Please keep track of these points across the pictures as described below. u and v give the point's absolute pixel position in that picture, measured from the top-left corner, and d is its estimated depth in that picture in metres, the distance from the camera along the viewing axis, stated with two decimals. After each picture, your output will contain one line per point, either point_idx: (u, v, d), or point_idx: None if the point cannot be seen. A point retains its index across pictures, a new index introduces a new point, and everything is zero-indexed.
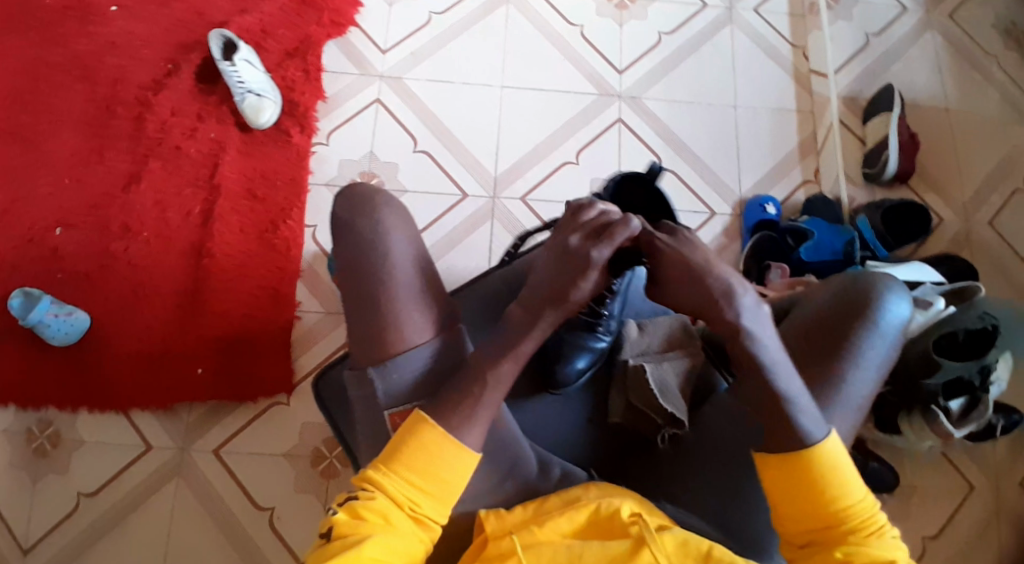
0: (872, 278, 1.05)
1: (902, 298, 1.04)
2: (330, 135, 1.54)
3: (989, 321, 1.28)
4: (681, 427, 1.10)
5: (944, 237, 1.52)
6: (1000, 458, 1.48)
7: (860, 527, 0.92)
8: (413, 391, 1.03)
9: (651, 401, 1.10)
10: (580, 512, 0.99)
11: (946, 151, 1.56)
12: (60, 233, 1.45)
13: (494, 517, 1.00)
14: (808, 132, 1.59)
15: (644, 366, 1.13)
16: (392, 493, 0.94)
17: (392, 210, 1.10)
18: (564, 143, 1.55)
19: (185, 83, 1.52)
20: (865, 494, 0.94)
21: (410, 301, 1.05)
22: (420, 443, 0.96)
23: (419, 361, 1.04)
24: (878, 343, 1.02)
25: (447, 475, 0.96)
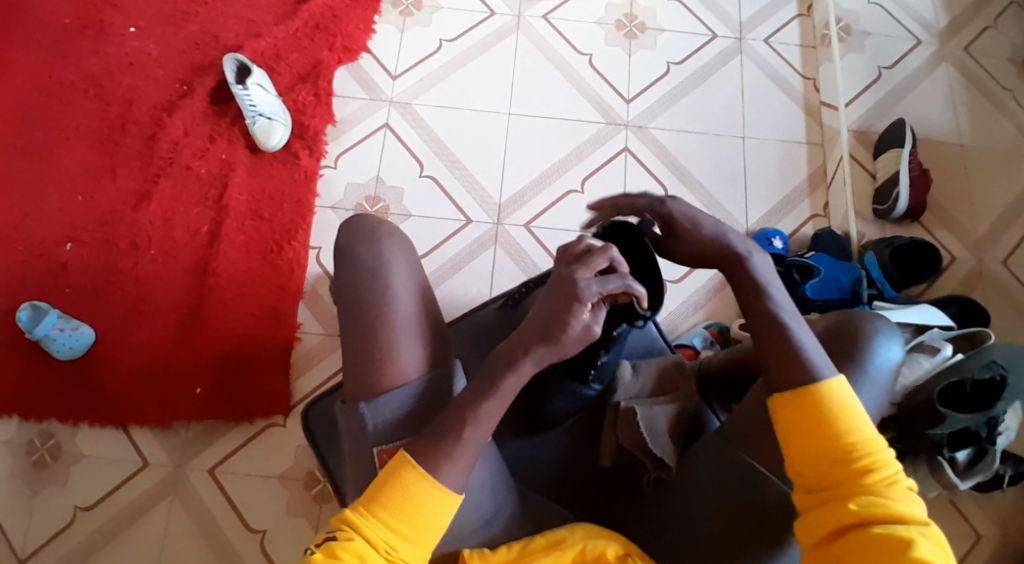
0: (863, 320, 1.02)
1: (895, 340, 1.00)
2: (338, 158, 1.55)
3: (996, 371, 1.22)
4: (667, 472, 1.07)
5: (955, 275, 1.49)
6: (1008, 507, 1.45)
7: (870, 465, 0.89)
8: (402, 426, 1.01)
9: (641, 444, 1.08)
10: (564, 553, 0.96)
11: (960, 187, 1.54)
12: (70, 249, 1.48)
13: (478, 555, 0.97)
14: (818, 165, 1.57)
15: (634, 408, 1.10)
16: (368, 533, 0.92)
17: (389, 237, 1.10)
18: (570, 170, 1.55)
19: (197, 105, 1.55)
20: (880, 440, 0.90)
21: (405, 325, 1.04)
22: (400, 483, 0.94)
23: (405, 397, 1.01)
24: (869, 386, 1.00)
25: (425, 518, 0.93)
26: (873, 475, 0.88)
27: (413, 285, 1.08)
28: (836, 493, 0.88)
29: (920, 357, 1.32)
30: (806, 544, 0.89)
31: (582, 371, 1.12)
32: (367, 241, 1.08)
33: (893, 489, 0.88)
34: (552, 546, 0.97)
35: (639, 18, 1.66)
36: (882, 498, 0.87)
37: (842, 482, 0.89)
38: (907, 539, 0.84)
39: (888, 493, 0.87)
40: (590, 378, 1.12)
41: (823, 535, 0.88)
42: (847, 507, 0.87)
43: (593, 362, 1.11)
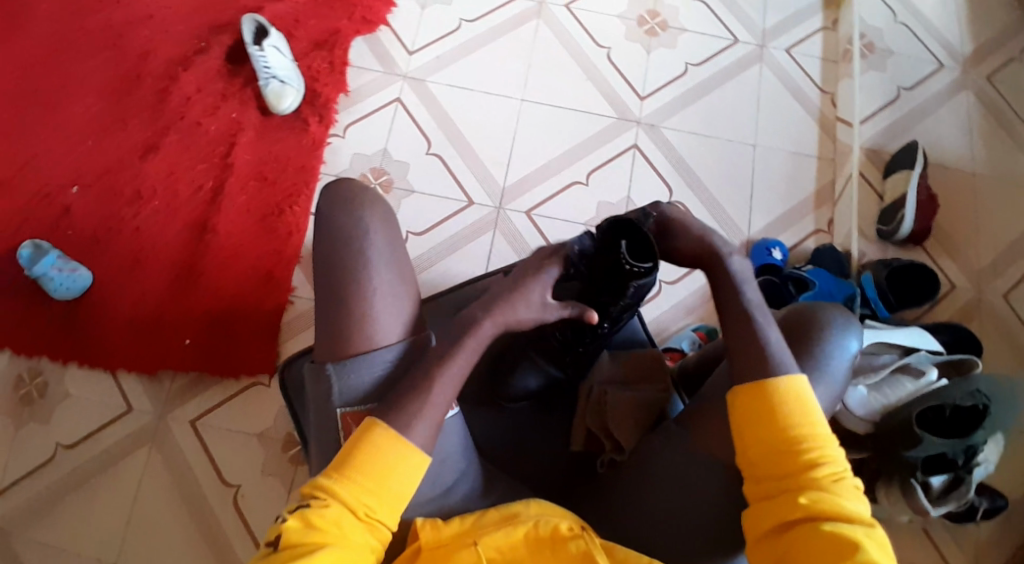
0: (826, 311, 1.08)
1: (854, 334, 1.07)
2: (347, 128, 1.56)
3: (979, 400, 1.25)
4: (623, 454, 1.12)
5: (953, 303, 1.47)
6: (982, 541, 1.43)
7: (822, 460, 0.89)
8: (367, 392, 1.02)
9: (603, 426, 1.14)
10: (518, 527, 0.97)
11: (967, 215, 1.52)
12: (75, 193, 1.50)
13: (430, 527, 0.98)
14: (826, 180, 1.56)
15: (607, 391, 1.16)
16: (342, 500, 0.91)
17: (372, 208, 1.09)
18: (577, 162, 1.55)
19: (213, 63, 1.57)
20: (833, 438, 0.91)
21: (383, 295, 1.04)
22: (370, 445, 0.94)
23: (378, 364, 1.02)
24: (825, 378, 1.05)
25: (396, 479, 0.93)
26: (822, 471, 0.88)
27: (402, 255, 1.07)
28: (785, 486, 0.88)
29: (904, 379, 1.33)
30: (753, 537, 0.89)
31: (558, 355, 1.17)
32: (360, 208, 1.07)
33: (840, 486, 0.88)
34: (507, 521, 0.98)
35: (662, 16, 1.66)
36: (829, 494, 0.87)
37: (790, 475, 0.89)
38: (849, 533, 0.83)
39: (836, 491, 0.87)
40: (564, 363, 1.17)
41: (769, 528, 0.88)
42: (794, 499, 0.87)
43: (575, 350, 1.15)
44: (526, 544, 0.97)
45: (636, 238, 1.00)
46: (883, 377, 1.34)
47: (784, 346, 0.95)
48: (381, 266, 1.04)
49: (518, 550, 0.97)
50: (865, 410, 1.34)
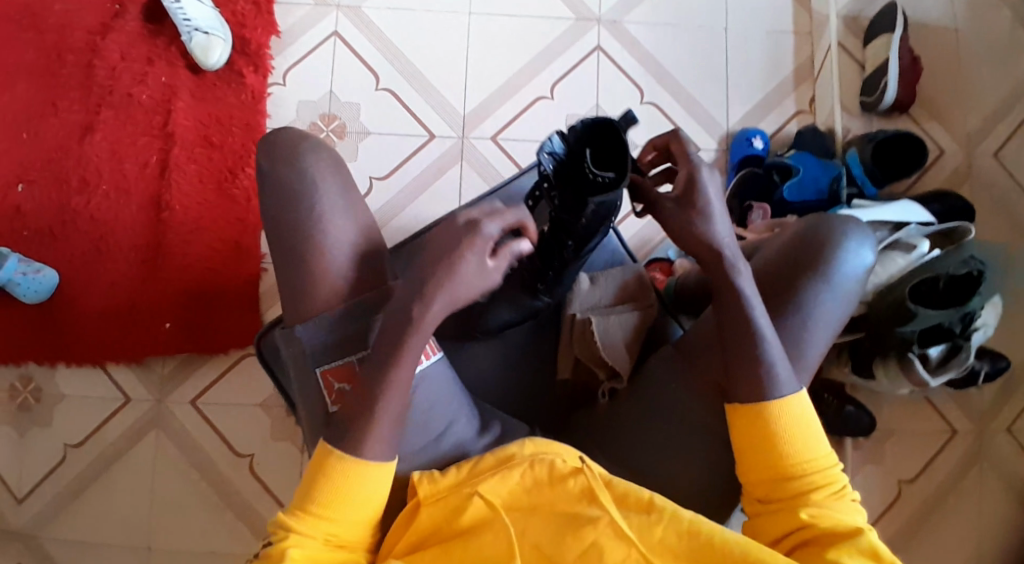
0: (840, 222, 1.03)
1: (868, 245, 1.02)
2: (287, 74, 1.46)
3: (974, 267, 1.23)
4: (620, 382, 1.11)
5: (942, 170, 1.41)
6: (984, 404, 1.45)
7: (817, 474, 0.95)
8: (339, 347, 0.98)
9: (594, 354, 1.12)
10: (513, 472, 0.94)
11: (953, 74, 1.43)
12: (21, 190, 1.42)
13: (427, 480, 0.95)
14: (804, 56, 1.46)
15: (590, 320, 1.12)
16: (305, 529, 0.90)
17: (337, 182, 1.01)
18: (537, 75, 1.45)
19: (131, 24, 1.45)
20: (829, 454, 0.96)
21: (343, 249, 0.99)
22: (330, 470, 0.91)
23: (342, 317, 0.98)
24: (835, 295, 1.01)
25: (360, 494, 0.90)
26: (819, 488, 0.95)
27: (369, 244, 1.02)
28: (786, 504, 0.95)
29: (895, 255, 1.30)
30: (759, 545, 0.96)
31: (531, 283, 1.14)
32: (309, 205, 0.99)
33: (837, 501, 0.95)
34: (503, 465, 0.94)
35: None
36: (826, 507, 0.94)
37: (789, 494, 0.95)
38: (850, 549, 0.90)
39: (832, 504, 0.94)
40: (539, 291, 1.14)
41: (773, 538, 0.95)
42: (795, 516, 0.94)
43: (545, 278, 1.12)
44: (524, 485, 0.94)
45: (608, 143, 0.98)
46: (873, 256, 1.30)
47: (778, 350, 0.97)
48: (339, 217, 0.99)
49: (517, 493, 0.93)
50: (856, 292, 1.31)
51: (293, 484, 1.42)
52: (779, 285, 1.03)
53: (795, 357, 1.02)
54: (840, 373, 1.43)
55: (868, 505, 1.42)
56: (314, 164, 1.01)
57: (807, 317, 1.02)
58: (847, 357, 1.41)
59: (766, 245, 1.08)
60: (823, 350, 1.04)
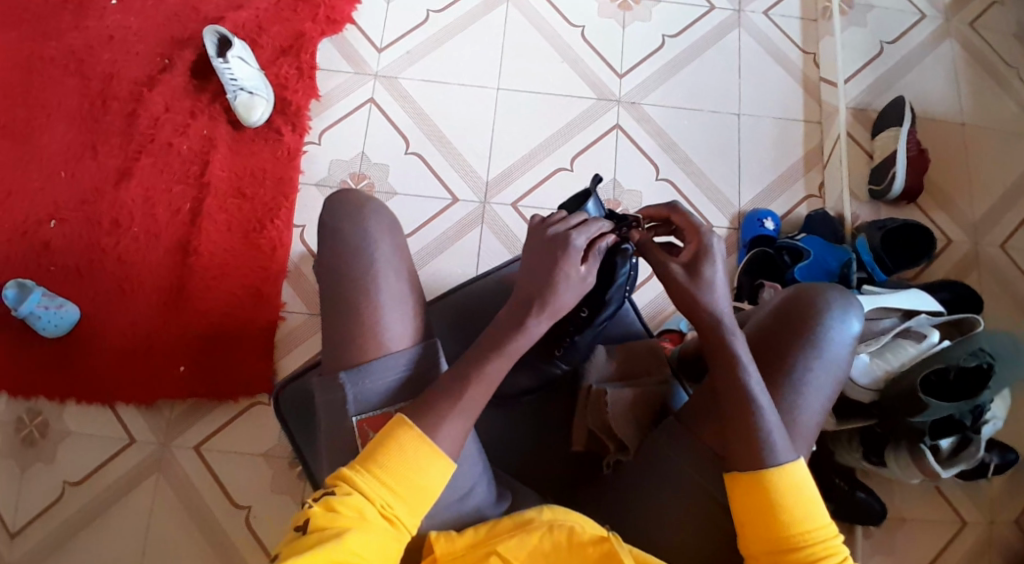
0: (825, 291, 1.07)
1: (854, 313, 1.06)
2: (322, 134, 1.53)
3: (984, 358, 1.24)
4: (626, 454, 1.13)
5: (950, 258, 1.45)
6: (995, 494, 1.42)
7: (822, 549, 0.92)
8: (388, 395, 1.00)
9: (605, 425, 1.14)
10: (532, 533, 0.96)
11: (960, 168, 1.49)
12: (53, 227, 1.47)
13: (444, 538, 0.96)
14: (814, 144, 1.53)
15: (605, 390, 1.15)
16: (365, 490, 0.92)
17: (378, 215, 1.08)
18: (560, 148, 1.52)
19: (178, 79, 1.53)
20: (830, 526, 0.94)
21: (391, 303, 1.03)
22: (399, 447, 0.94)
23: (395, 367, 1.01)
24: (825, 362, 1.04)
25: (420, 479, 0.93)
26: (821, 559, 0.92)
27: (397, 272, 1.05)
28: None
29: (906, 343, 1.32)
30: None
31: (550, 347, 1.17)
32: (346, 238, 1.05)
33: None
34: (521, 527, 0.97)
35: None
36: None
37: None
38: None
39: None
40: (559, 357, 1.17)
41: None
42: None
43: (563, 340, 1.17)
44: (543, 549, 0.96)
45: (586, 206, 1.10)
46: (884, 343, 1.31)
47: (775, 418, 0.97)
48: (388, 272, 1.04)
49: (536, 555, 0.95)
50: (869, 379, 1.31)
51: None
52: (771, 351, 1.06)
53: (791, 422, 1.03)
54: (852, 458, 1.39)
55: None
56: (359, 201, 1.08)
57: (799, 383, 1.04)
58: (859, 443, 1.38)
59: (755, 315, 1.12)
60: (818, 417, 1.05)
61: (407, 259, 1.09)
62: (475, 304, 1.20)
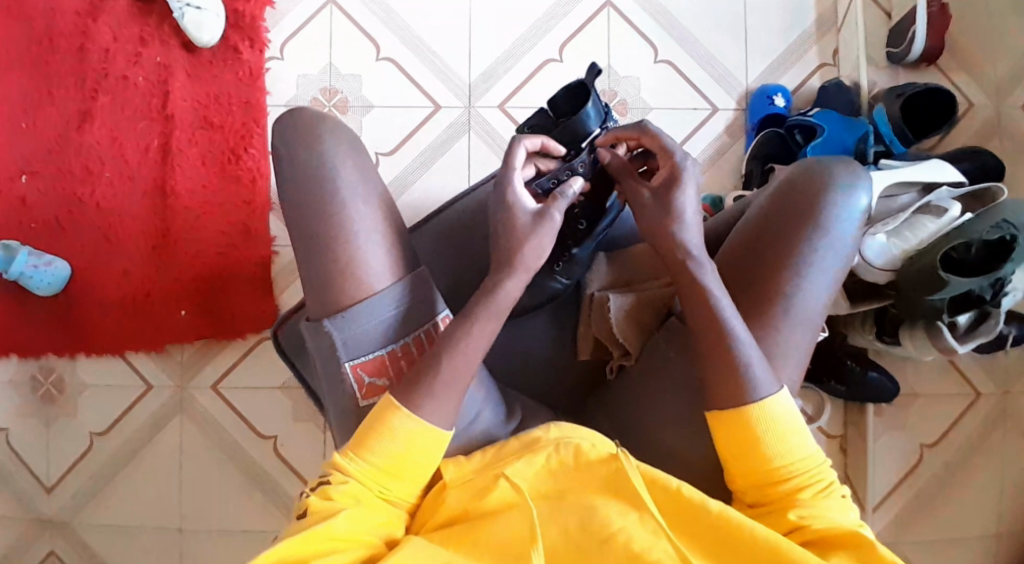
0: (831, 168, 1.01)
1: (862, 188, 1.01)
2: (283, 47, 1.41)
3: (1007, 232, 1.18)
4: (630, 359, 1.13)
5: (971, 124, 1.36)
6: (1008, 364, 1.40)
7: (803, 478, 0.91)
8: (374, 337, 0.97)
9: (609, 332, 1.13)
10: (539, 454, 0.93)
11: (980, 21, 1.37)
12: (25, 182, 1.41)
13: (453, 465, 0.94)
14: (828, 5, 1.40)
15: (606, 297, 1.13)
16: (358, 478, 0.90)
17: (350, 177, 0.98)
18: (546, 38, 1.39)
19: (120, 3, 1.41)
20: (811, 453, 0.93)
21: (371, 247, 0.97)
22: (386, 426, 0.90)
23: (378, 308, 0.97)
24: (830, 243, 0.99)
25: (410, 447, 0.90)
26: (806, 487, 0.91)
27: (378, 236, 0.99)
28: (777, 506, 0.91)
29: (925, 220, 1.27)
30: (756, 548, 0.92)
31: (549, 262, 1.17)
32: (327, 217, 0.97)
33: (825, 501, 0.91)
34: (528, 448, 0.93)
35: None
36: (814, 508, 0.90)
37: (776, 498, 0.92)
38: (844, 538, 0.88)
39: (818, 504, 0.91)
40: (559, 272, 1.17)
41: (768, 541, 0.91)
42: (786, 518, 0.90)
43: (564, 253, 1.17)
44: (550, 469, 0.93)
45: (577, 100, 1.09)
46: (901, 220, 1.26)
47: (755, 352, 0.93)
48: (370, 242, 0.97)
49: (545, 476, 0.93)
50: (884, 260, 1.26)
51: (319, 465, 1.42)
52: (772, 236, 1.00)
53: (791, 307, 0.98)
54: (864, 339, 1.37)
55: (891, 468, 1.40)
56: (335, 154, 0.98)
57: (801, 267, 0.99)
58: (873, 323, 1.35)
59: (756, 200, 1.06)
60: (824, 302, 1.00)
61: (390, 211, 1.02)
62: (473, 255, 1.15)
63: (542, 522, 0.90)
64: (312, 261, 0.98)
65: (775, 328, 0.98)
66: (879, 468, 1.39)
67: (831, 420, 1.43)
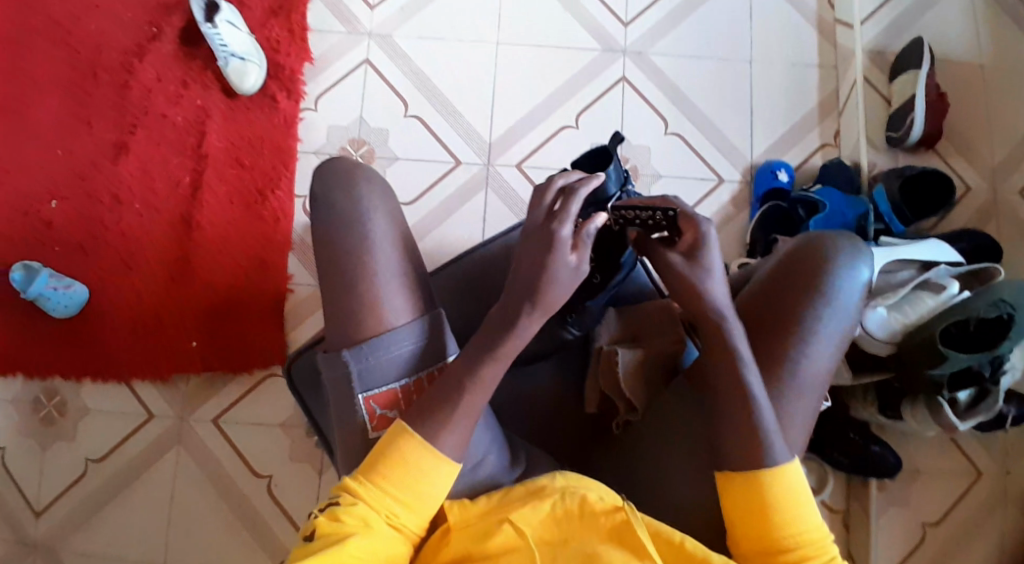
0: (835, 241, 1.03)
1: (864, 262, 1.03)
2: (318, 99, 1.51)
3: (1004, 309, 1.19)
4: (635, 415, 1.10)
5: (969, 206, 1.42)
6: (1010, 445, 1.40)
7: (809, 548, 0.91)
8: (389, 370, 0.98)
9: (616, 386, 1.10)
10: (544, 502, 0.92)
11: (975, 113, 1.45)
12: (55, 206, 1.47)
13: (458, 506, 0.93)
14: (830, 89, 1.49)
15: (615, 352, 1.11)
16: (369, 502, 0.90)
17: (372, 183, 1.03)
18: (564, 105, 1.48)
19: (169, 49, 1.51)
20: (819, 524, 0.92)
21: (388, 280, 0.99)
22: (400, 455, 0.91)
23: (395, 342, 0.98)
24: (835, 312, 1.01)
25: (422, 478, 0.91)
26: (814, 557, 0.91)
27: (396, 241, 1.02)
28: None
29: (924, 295, 1.28)
30: None
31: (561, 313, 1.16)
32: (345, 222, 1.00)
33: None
34: (533, 495, 0.92)
35: None
36: None
37: None
38: None
39: None
40: (569, 323, 1.16)
41: None
42: None
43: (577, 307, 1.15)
44: (555, 517, 0.91)
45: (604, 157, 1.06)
46: (902, 296, 1.28)
47: (764, 416, 0.94)
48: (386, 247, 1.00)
49: (549, 523, 0.91)
50: (886, 332, 1.28)
51: (312, 506, 1.40)
52: (777, 304, 1.02)
53: (796, 374, 0.99)
54: (866, 412, 1.38)
55: (892, 545, 1.37)
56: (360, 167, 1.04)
57: (806, 334, 1.00)
58: (875, 398, 1.36)
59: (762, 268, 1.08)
60: (828, 369, 1.02)
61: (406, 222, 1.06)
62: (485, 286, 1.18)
63: None
64: (328, 264, 1.01)
65: (780, 394, 1.00)
66: (880, 545, 1.37)
67: (832, 492, 1.41)
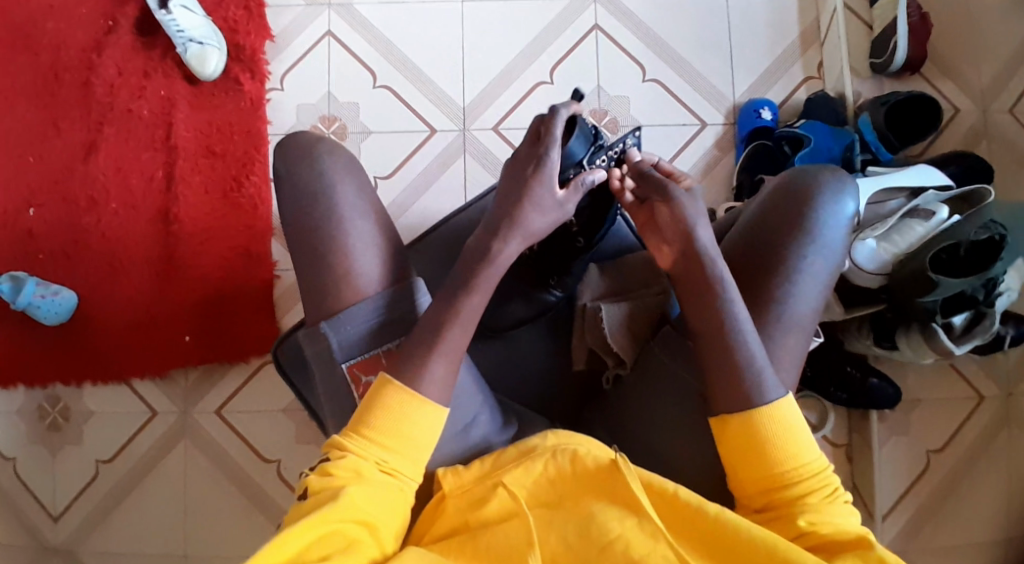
0: (818, 175, 1.02)
1: (849, 195, 1.01)
2: (284, 78, 1.47)
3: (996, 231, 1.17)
4: (624, 369, 1.10)
5: (958, 129, 1.38)
6: (1010, 366, 1.40)
7: (811, 480, 0.89)
8: (369, 337, 0.98)
9: (603, 343, 1.11)
10: (535, 462, 0.91)
11: (959, 31, 1.40)
12: (33, 214, 1.45)
13: (451, 474, 0.93)
14: (811, 20, 1.44)
15: (599, 310, 1.11)
16: (358, 453, 0.89)
17: (342, 183, 1.01)
18: (536, 61, 1.44)
19: (126, 40, 1.47)
20: (818, 456, 0.90)
21: (363, 249, 0.99)
22: (385, 406, 0.90)
23: (373, 307, 0.98)
24: (820, 247, 0.99)
25: (410, 430, 0.90)
26: (813, 492, 0.89)
27: (372, 239, 1.00)
28: (786, 512, 0.88)
29: (913, 223, 1.27)
30: None
31: (544, 277, 1.17)
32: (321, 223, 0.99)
33: (833, 505, 0.88)
34: (524, 457, 0.92)
35: None
36: (823, 514, 0.87)
37: (784, 503, 0.89)
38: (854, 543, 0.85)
39: (828, 510, 0.88)
40: (553, 286, 1.17)
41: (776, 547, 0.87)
42: (795, 524, 0.87)
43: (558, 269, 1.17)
44: (548, 476, 0.91)
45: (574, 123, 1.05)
46: (890, 225, 1.27)
47: (754, 350, 0.93)
48: (363, 243, 0.99)
49: (542, 484, 0.91)
50: (875, 264, 1.27)
51: None
52: (762, 243, 1.00)
53: (784, 312, 0.98)
54: (862, 345, 1.36)
55: (896, 475, 1.39)
56: (328, 163, 1.01)
57: (792, 272, 0.99)
58: (870, 329, 1.34)
59: (745, 212, 1.06)
60: (817, 307, 1.00)
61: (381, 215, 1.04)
62: None
63: (542, 535, 0.88)
64: (307, 265, 0.99)
65: (769, 331, 0.98)
66: (884, 475, 1.38)
67: (835, 428, 1.42)
